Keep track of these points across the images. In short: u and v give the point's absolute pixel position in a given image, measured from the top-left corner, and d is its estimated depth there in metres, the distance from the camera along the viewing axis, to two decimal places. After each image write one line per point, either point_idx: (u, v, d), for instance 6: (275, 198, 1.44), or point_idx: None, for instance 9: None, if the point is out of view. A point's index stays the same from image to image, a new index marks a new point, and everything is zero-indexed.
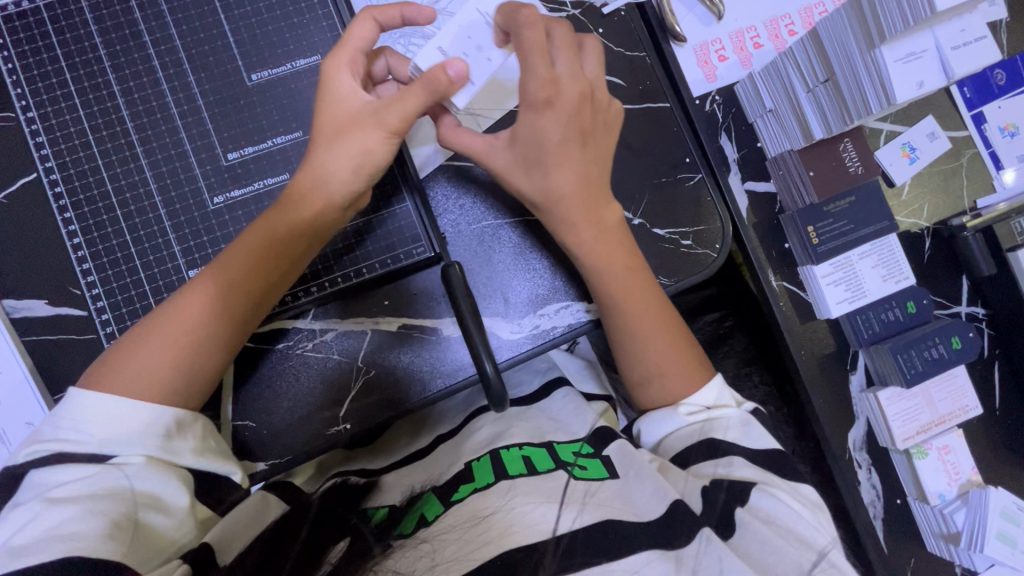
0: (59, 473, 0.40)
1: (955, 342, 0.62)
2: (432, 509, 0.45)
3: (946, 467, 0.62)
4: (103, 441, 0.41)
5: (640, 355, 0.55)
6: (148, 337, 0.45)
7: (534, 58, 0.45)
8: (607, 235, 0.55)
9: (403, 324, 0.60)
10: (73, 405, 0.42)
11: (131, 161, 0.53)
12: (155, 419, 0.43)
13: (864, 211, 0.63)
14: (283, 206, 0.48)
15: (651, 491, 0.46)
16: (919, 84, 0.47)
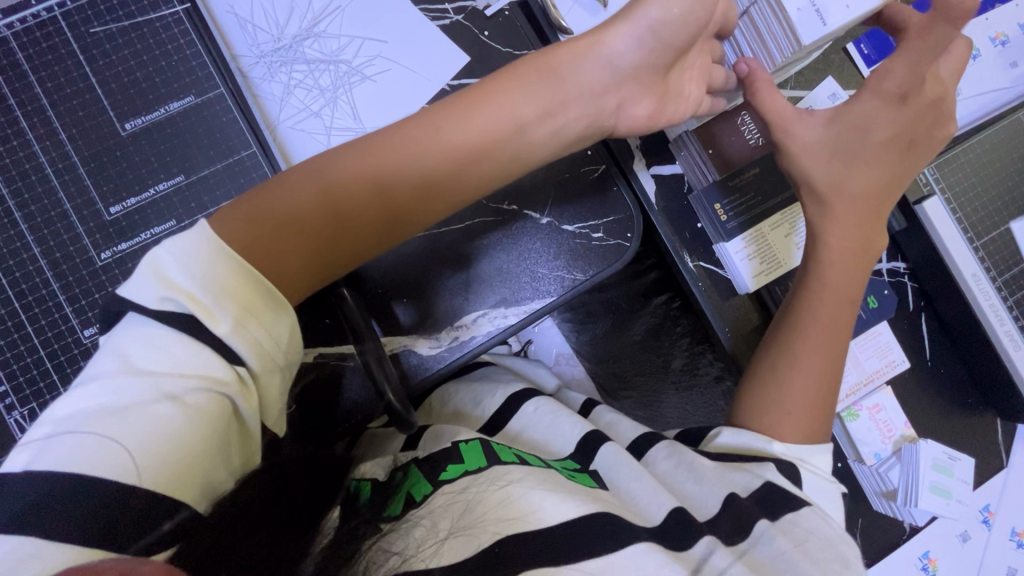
0: (167, 343, 0.36)
1: (872, 301, 0.63)
2: (420, 491, 0.42)
3: (878, 426, 0.62)
4: (218, 326, 0.37)
5: (776, 395, 0.52)
6: (278, 191, 0.43)
7: (917, 52, 0.52)
8: (857, 251, 0.55)
9: (319, 354, 0.57)
10: (204, 250, 0.38)
11: (10, 228, 0.52)
12: (272, 329, 0.39)
13: (767, 183, 0.64)
14: (439, 124, 0.46)
15: (651, 493, 0.45)
16: (800, 8, 0.50)
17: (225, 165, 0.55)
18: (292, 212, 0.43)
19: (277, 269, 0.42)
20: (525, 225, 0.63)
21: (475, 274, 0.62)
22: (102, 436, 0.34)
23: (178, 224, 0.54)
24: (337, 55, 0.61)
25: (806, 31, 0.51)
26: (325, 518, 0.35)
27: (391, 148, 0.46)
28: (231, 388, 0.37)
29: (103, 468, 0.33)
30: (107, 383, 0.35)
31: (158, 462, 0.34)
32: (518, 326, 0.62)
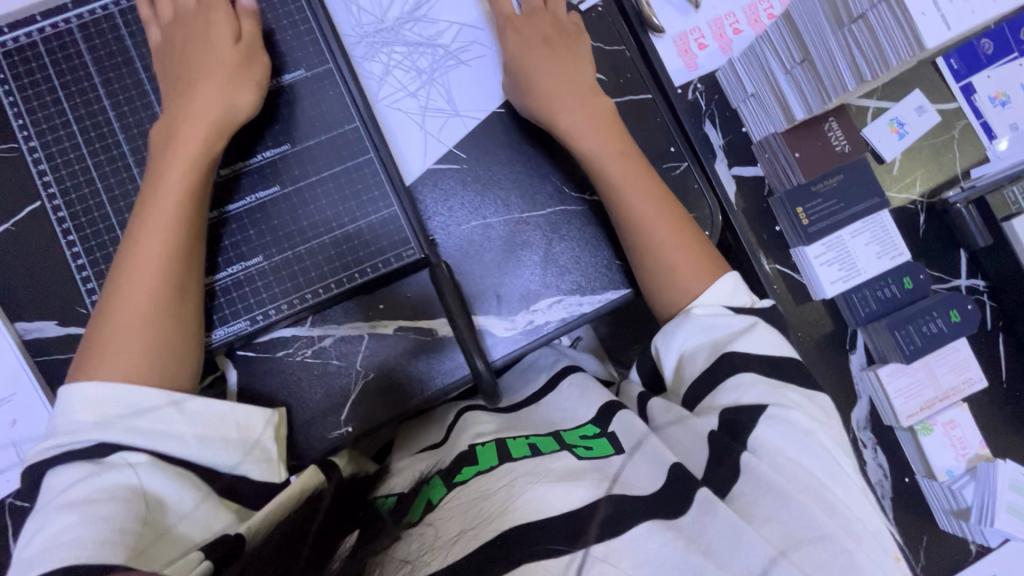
0: (80, 465, 0.42)
1: (954, 315, 0.62)
2: (436, 494, 0.46)
3: (952, 443, 0.62)
4: (109, 431, 0.43)
5: (671, 287, 0.55)
6: (112, 301, 0.47)
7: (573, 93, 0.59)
8: (659, 218, 0.57)
9: (400, 327, 0.60)
10: (65, 396, 0.44)
11: (128, 183, 0.55)
12: (142, 397, 0.44)
13: (852, 190, 0.63)
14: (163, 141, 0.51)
15: (652, 463, 0.44)
16: (925, 13, 0.42)
17: (329, 137, 0.58)
18: (138, 293, 0.47)
19: (184, 317, 0.48)
20: (587, 214, 0.64)
21: (552, 260, 0.63)
22: (59, 540, 0.38)
23: (282, 190, 0.57)
24: (435, 39, 0.63)
25: (930, 35, 0.42)
26: (340, 543, 0.38)
27: (148, 191, 0.50)
28: (150, 468, 0.43)
29: (78, 559, 0.37)
30: (41, 519, 0.39)
31: (124, 542, 0.39)
32: (591, 314, 0.63)
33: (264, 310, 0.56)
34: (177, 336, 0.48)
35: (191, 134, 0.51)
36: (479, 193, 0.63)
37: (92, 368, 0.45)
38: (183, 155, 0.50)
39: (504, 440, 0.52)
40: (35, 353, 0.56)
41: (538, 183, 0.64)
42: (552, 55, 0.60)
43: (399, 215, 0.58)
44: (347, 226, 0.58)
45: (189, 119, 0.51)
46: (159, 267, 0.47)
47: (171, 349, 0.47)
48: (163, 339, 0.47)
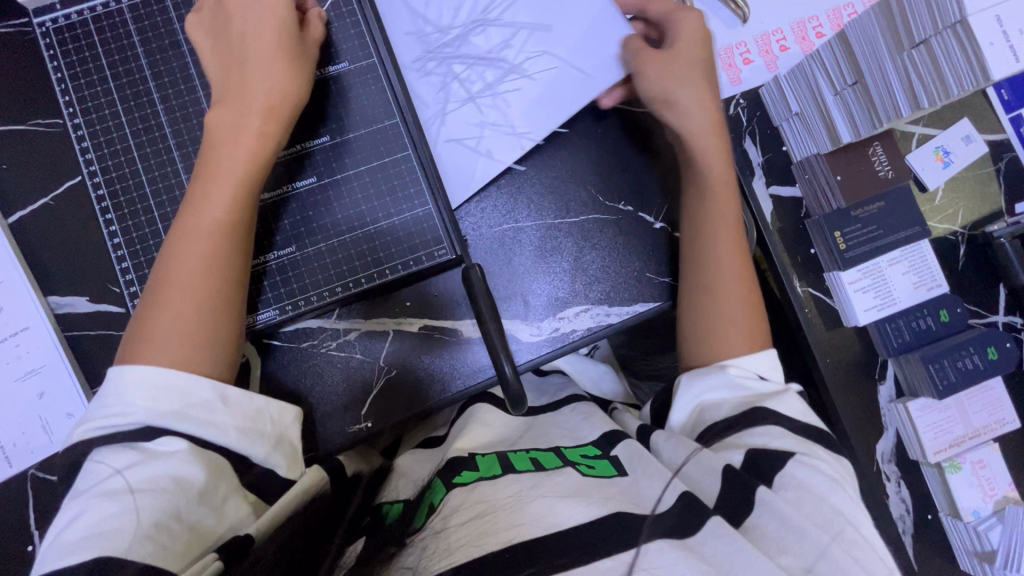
0: (123, 451, 0.42)
1: (991, 352, 0.60)
2: (437, 496, 0.45)
3: (980, 482, 0.60)
4: (156, 415, 0.42)
5: (710, 346, 0.55)
6: (166, 288, 0.47)
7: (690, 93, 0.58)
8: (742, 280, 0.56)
9: (426, 325, 0.60)
10: (116, 378, 0.43)
11: (168, 165, 0.56)
12: (190, 389, 0.44)
13: (893, 217, 0.62)
14: (214, 132, 0.50)
15: (660, 487, 0.43)
16: (993, 43, 0.42)
17: (369, 131, 0.58)
18: (187, 284, 0.47)
19: (229, 309, 0.48)
20: (620, 224, 0.63)
21: (581, 269, 0.62)
22: (99, 529, 0.38)
23: (319, 181, 0.57)
24: (500, 50, 0.63)
25: (996, 66, 0.42)
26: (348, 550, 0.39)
27: (203, 183, 0.49)
28: (187, 457, 0.42)
29: (118, 551, 0.37)
30: (83, 504, 0.40)
31: (159, 535, 0.39)
32: (619, 326, 0.62)
33: (295, 300, 0.56)
34: (221, 327, 0.47)
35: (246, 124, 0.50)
36: (513, 197, 0.63)
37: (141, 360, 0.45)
38: (236, 146, 0.49)
39: (505, 451, 0.51)
40: (66, 328, 0.57)
41: (573, 190, 0.63)
42: (668, 70, 0.58)
43: (433, 213, 0.58)
44: (380, 222, 0.58)
45: (244, 106, 0.50)
46: (206, 260, 0.47)
47: (217, 339, 0.47)
48: (208, 329, 0.46)
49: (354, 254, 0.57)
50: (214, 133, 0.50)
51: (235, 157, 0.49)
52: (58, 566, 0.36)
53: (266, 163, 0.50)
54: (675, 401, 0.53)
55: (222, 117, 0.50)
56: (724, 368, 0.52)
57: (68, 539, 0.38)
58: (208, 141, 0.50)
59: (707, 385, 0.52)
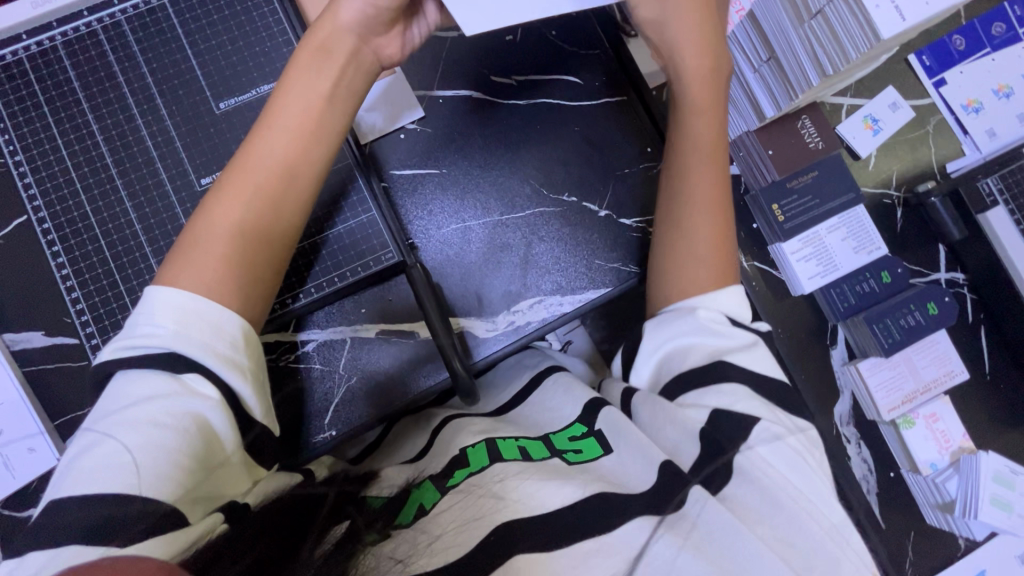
0: (154, 379, 0.38)
1: (932, 308, 0.62)
2: (428, 498, 0.44)
3: (935, 435, 0.62)
4: (185, 342, 0.39)
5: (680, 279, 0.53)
6: (211, 230, 0.43)
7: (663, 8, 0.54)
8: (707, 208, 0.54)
9: (382, 330, 0.61)
10: (153, 299, 0.41)
11: (112, 194, 0.56)
12: (223, 326, 0.41)
13: (828, 185, 0.64)
14: (292, 80, 0.47)
15: (641, 462, 0.43)
16: (879, 5, 0.43)
17: None
18: (237, 232, 0.44)
19: (272, 264, 0.45)
20: (566, 214, 0.65)
21: (532, 260, 0.64)
22: (117, 463, 0.35)
23: None
24: None
25: (885, 25, 0.43)
26: (332, 526, 0.36)
27: (264, 127, 0.46)
28: (217, 407, 0.39)
29: (138, 491, 0.34)
30: (105, 429, 0.37)
31: (175, 480, 0.36)
32: (573, 314, 0.64)
33: (294, 292, 0.57)
34: (269, 254, 0.45)
35: (344, 45, 0.48)
36: (460, 196, 0.64)
37: (178, 271, 0.42)
38: (329, 62, 0.48)
39: (494, 441, 0.50)
40: (24, 364, 0.58)
41: (517, 185, 0.65)
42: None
43: (377, 219, 0.59)
44: (325, 231, 0.59)
45: (322, 60, 0.48)
46: (279, 169, 0.45)
47: (254, 285, 0.44)
48: (264, 240, 0.45)
49: (301, 262, 0.58)
50: (309, 42, 0.48)
51: (326, 74, 0.48)
52: (74, 492, 0.34)
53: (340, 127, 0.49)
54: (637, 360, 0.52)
55: (302, 69, 0.47)
56: (693, 309, 0.49)
57: (87, 465, 0.35)
58: (282, 83, 0.48)
59: (678, 328, 0.49)
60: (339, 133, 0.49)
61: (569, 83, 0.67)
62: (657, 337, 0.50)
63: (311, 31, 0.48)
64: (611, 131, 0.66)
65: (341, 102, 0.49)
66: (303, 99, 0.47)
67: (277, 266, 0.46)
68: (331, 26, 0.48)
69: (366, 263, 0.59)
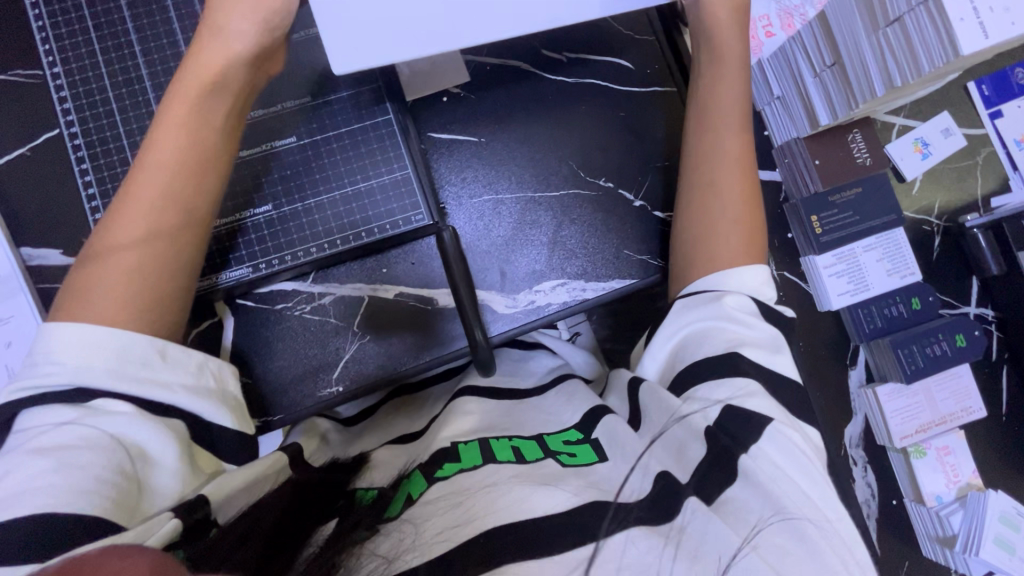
0: (63, 414, 0.37)
1: (960, 340, 0.61)
2: (416, 489, 0.44)
3: (945, 468, 0.61)
4: (92, 376, 0.38)
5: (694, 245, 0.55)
6: (103, 267, 0.42)
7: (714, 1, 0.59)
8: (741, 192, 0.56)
9: (400, 293, 0.60)
10: (49, 339, 0.39)
11: (147, 119, 0.55)
12: (127, 347, 0.40)
13: (870, 204, 0.63)
14: (171, 100, 0.45)
15: (639, 472, 0.43)
16: (964, 19, 0.41)
17: (351, 94, 0.57)
18: (121, 266, 0.42)
19: (167, 298, 0.43)
20: (601, 199, 0.64)
21: (559, 242, 0.63)
22: (32, 485, 0.34)
23: (298, 142, 0.56)
24: None
25: (967, 42, 0.41)
26: (318, 528, 0.38)
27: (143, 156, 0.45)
28: (135, 418, 0.39)
29: (59, 506, 0.33)
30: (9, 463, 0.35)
31: (104, 492, 0.35)
32: (595, 302, 0.63)
33: (227, 263, 0.55)
34: (162, 282, 0.43)
35: (234, 70, 0.47)
36: (495, 167, 0.63)
37: (71, 312, 0.40)
38: (219, 96, 0.47)
39: (488, 438, 0.50)
40: (38, 280, 0.57)
41: (554, 164, 0.63)
42: None
43: (411, 178, 0.58)
44: (358, 184, 0.57)
45: (199, 81, 0.46)
46: (167, 199, 0.44)
47: (152, 317, 0.42)
48: (163, 272, 0.43)
49: (332, 215, 0.57)
50: (192, 75, 0.46)
51: (214, 109, 0.46)
52: None
53: (227, 144, 0.48)
54: (650, 349, 0.53)
55: (184, 90, 0.46)
56: (719, 298, 0.50)
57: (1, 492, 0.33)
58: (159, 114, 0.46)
59: (700, 316, 0.50)
60: (224, 152, 0.47)
61: (619, 67, 0.65)
62: (676, 323, 0.52)
63: (189, 61, 0.47)
64: (654, 121, 0.65)
65: (228, 123, 0.48)
66: (175, 127, 0.45)
67: (183, 294, 0.45)
68: (221, 56, 0.46)
69: (396, 223, 0.58)
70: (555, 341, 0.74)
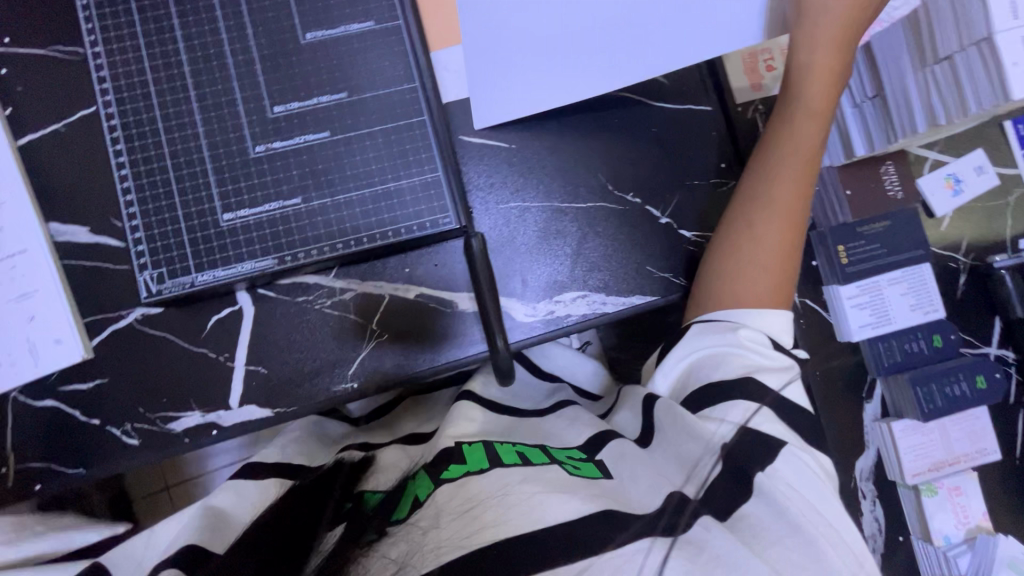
0: None
1: (980, 381, 0.61)
2: (422, 489, 0.44)
3: (954, 509, 0.61)
4: None
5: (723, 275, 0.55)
6: None
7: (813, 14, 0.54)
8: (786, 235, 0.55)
9: (420, 294, 0.60)
10: None
11: (183, 104, 0.55)
12: None
13: (899, 237, 0.62)
14: None
15: (648, 487, 0.44)
16: (1018, 63, 0.41)
17: (387, 92, 0.57)
18: None
19: None
20: (627, 214, 0.63)
21: (583, 254, 0.62)
22: None
23: (331, 137, 0.56)
24: None
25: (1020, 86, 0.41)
26: (327, 533, 0.40)
27: None
28: None
29: None
30: None
31: None
32: (614, 316, 0.62)
33: (233, 259, 0.55)
34: None
35: None
36: (524, 175, 0.62)
37: None
38: None
39: (491, 444, 0.50)
40: (63, 256, 0.57)
41: (583, 175, 0.63)
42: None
43: (441, 181, 0.57)
44: (388, 183, 0.57)
45: None
46: None
47: None
48: None
49: (360, 213, 0.56)
50: None
51: None
52: None
53: None
54: (663, 364, 0.52)
55: None
56: (734, 328, 0.50)
57: None
58: None
59: (716, 341, 0.50)
60: None
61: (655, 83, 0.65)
62: (686, 348, 0.52)
63: None
64: (686, 138, 0.65)
65: None
66: None
67: None
68: None
69: (423, 225, 0.57)
70: (563, 356, 0.75)
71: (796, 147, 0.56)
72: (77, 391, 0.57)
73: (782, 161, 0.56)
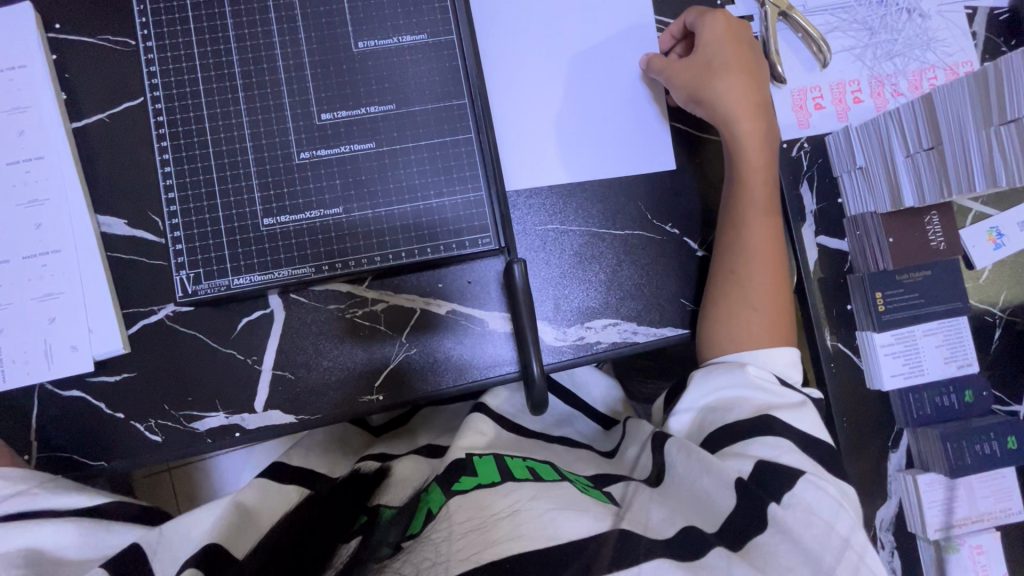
0: None
1: (1012, 442, 0.60)
2: (434, 501, 0.44)
3: (975, 567, 0.61)
4: None
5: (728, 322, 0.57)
6: None
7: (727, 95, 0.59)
8: (767, 284, 0.59)
9: (451, 310, 0.60)
10: None
11: (231, 105, 0.55)
12: None
13: (937, 289, 0.62)
14: None
15: (662, 515, 0.43)
16: None
17: (435, 108, 0.57)
18: None
19: None
20: (664, 243, 0.63)
21: (616, 282, 0.62)
22: None
23: (376, 148, 0.56)
24: None
25: None
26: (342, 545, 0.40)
27: None
28: None
29: None
30: None
31: None
32: (644, 346, 0.62)
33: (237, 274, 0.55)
34: None
35: None
36: (563, 198, 0.62)
37: None
38: None
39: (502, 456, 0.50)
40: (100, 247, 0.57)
41: (621, 202, 0.63)
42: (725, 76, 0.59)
43: (483, 200, 0.57)
44: (429, 199, 0.56)
45: None
46: None
47: None
48: None
49: (400, 227, 0.56)
50: None
51: None
52: None
53: None
54: (676, 406, 0.53)
55: None
56: (743, 365, 0.52)
57: None
58: None
59: (726, 380, 0.52)
60: None
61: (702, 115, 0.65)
62: (699, 390, 0.53)
63: None
64: None
65: None
66: None
67: None
68: None
69: (460, 242, 0.57)
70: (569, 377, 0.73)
71: (758, 205, 0.60)
72: (105, 382, 0.57)
73: (747, 216, 0.60)
